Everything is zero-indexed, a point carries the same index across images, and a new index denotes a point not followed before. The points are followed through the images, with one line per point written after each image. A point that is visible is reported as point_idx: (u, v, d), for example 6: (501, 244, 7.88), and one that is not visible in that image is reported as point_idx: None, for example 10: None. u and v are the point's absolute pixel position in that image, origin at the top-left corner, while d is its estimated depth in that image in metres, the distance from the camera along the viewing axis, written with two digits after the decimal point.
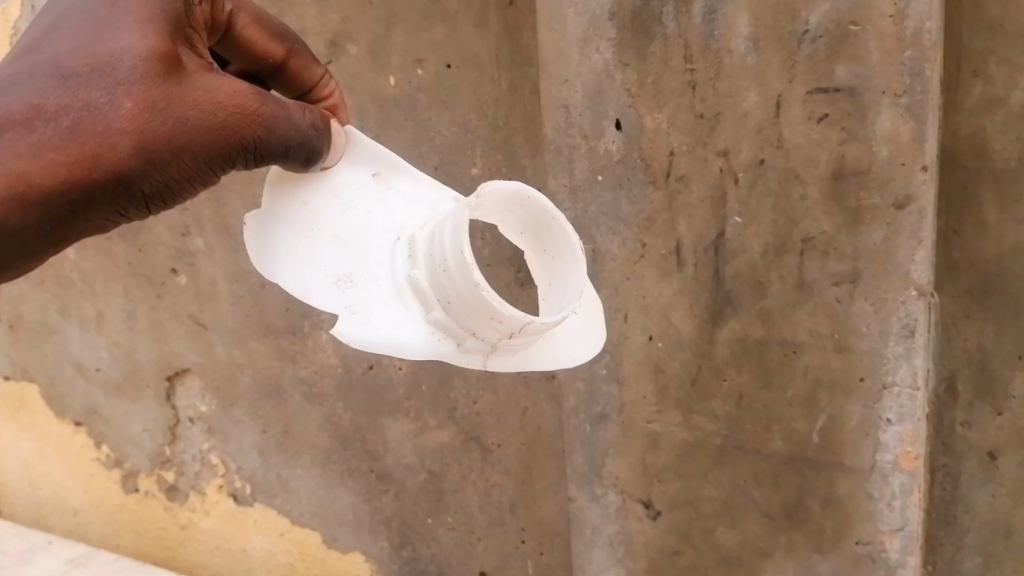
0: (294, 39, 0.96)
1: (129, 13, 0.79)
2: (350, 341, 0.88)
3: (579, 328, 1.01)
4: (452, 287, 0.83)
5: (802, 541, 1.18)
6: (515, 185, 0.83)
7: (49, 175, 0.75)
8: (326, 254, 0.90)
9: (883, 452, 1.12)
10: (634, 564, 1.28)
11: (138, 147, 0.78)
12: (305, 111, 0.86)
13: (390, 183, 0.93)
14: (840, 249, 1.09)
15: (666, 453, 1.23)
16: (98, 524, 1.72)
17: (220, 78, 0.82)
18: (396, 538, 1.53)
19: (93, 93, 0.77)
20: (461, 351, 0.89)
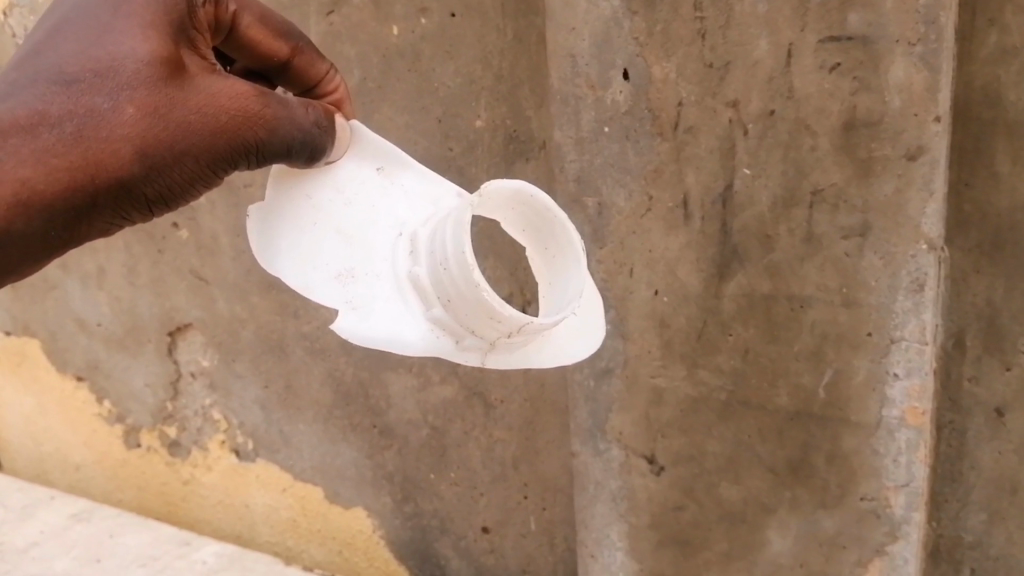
0: (298, 37, 1.04)
1: (131, 18, 0.87)
2: (350, 335, 0.96)
3: (580, 322, 1.07)
4: (451, 286, 0.90)
5: (806, 497, 1.18)
6: (515, 185, 0.89)
7: (55, 180, 0.84)
8: (329, 249, 0.99)
9: (890, 407, 1.12)
10: (637, 519, 1.28)
11: (142, 152, 0.87)
12: (307, 109, 0.94)
13: (393, 178, 1.01)
14: (850, 202, 1.07)
15: (670, 408, 1.22)
16: (107, 473, 1.92)
17: (222, 82, 0.91)
18: (398, 493, 1.62)
19: (97, 100, 0.85)
20: (461, 348, 0.94)
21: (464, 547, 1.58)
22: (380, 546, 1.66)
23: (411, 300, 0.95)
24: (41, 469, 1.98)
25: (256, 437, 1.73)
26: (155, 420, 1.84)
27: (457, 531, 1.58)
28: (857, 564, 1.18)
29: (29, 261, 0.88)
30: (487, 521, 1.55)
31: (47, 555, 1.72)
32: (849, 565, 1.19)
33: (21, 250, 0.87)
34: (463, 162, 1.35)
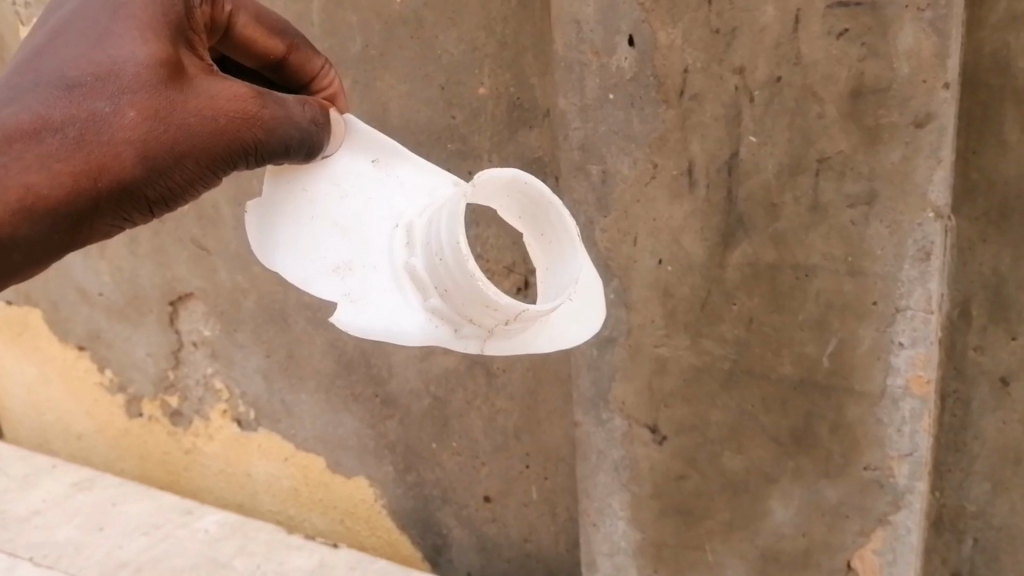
0: (293, 34, 1.09)
1: (131, 22, 0.91)
2: (349, 327, 0.99)
3: (579, 307, 1.09)
4: (448, 276, 0.92)
5: (809, 467, 1.18)
6: (513, 172, 0.91)
7: (58, 183, 0.89)
8: (328, 242, 1.02)
9: (894, 376, 1.11)
10: (640, 488, 1.28)
11: (142, 155, 0.91)
12: (305, 107, 0.97)
13: (389, 169, 1.04)
14: (857, 169, 1.06)
15: (673, 377, 1.22)
16: (106, 441, 1.93)
17: (221, 84, 0.94)
18: (400, 463, 1.63)
19: (98, 104, 0.90)
20: (459, 336, 0.98)
21: (466, 516, 1.59)
22: (381, 516, 1.67)
23: (408, 291, 0.98)
24: (42, 439, 1.99)
25: (258, 406, 1.74)
26: (156, 390, 1.85)
27: (459, 499, 1.59)
28: (859, 533, 1.18)
29: (37, 262, 0.94)
30: (489, 490, 1.56)
31: (50, 523, 1.73)
32: (851, 534, 1.19)
33: (29, 252, 0.92)
34: (466, 130, 1.37)
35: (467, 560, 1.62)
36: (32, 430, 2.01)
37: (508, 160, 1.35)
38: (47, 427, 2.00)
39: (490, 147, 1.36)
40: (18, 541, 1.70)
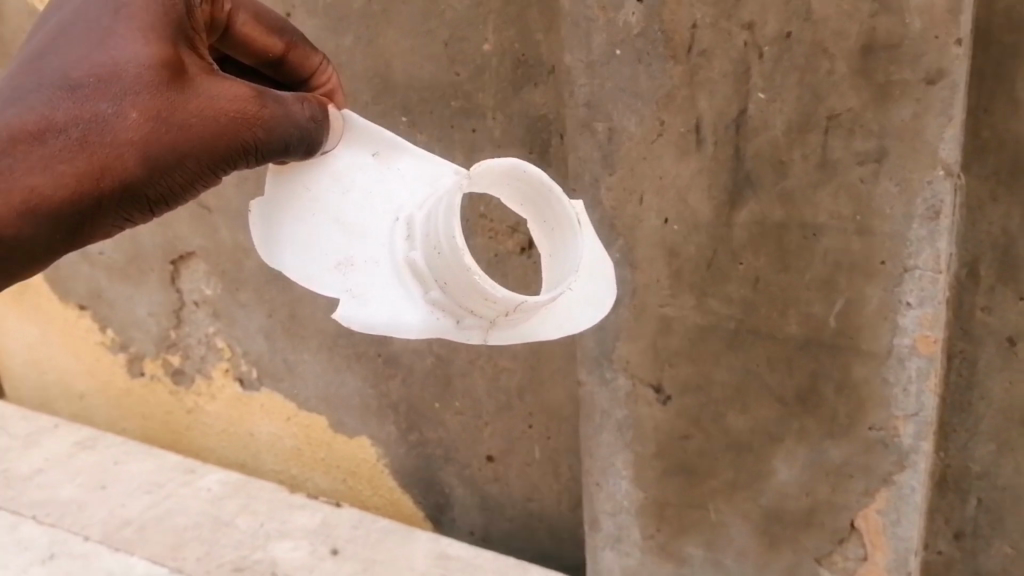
0: (292, 32, 1.08)
1: (132, 22, 0.91)
2: (351, 323, 1.00)
3: (585, 293, 1.11)
4: (446, 270, 0.95)
5: (814, 427, 1.19)
6: (509, 162, 0.94)
7: (61, 185, 0.90)
8: (329, 239, 1.02)
9: (901, 335, 1.10)
10: (643, 447, 1.30)
11: (143, 156, 0.92)
12: (304, 105, 0.96)
13: (390, 162, 1.04)
14: (866, 127, 1.04)
15: (678, 337, 1.22)
16: (108, 401, 1.94)
17: (221, 84, 0.93)
18: (403, 422, 1.63)
19: (101, 106, 0.90)
20: (461, 328, 0.99)
21: (468, 476, 1.61)
22: (383, 475, 1.69)
23: (409, 284, 0.99)
24: (45, 398, 2.00)
25: (261, 366, 1.74)
26: (159, 349, 1.85)
27: (461, 459, 1.60)
28: (864, 493, 1.19)
29: (40, 261, 0.94)
30: (492, 450, 1.57)
31: (53, 482, 1.74)
32: (856, 494, 1.19)
33: (32, 252, 0.92)
34: (470, 87, 1.36)
35: (470, 518, 1.64)
36: (34, 389, 2.02)
37: (514, 118, 1.34)
38: (49, 385, 2.01)
39: (494, 105, 1.35)
40: (20, 499, 1.70)
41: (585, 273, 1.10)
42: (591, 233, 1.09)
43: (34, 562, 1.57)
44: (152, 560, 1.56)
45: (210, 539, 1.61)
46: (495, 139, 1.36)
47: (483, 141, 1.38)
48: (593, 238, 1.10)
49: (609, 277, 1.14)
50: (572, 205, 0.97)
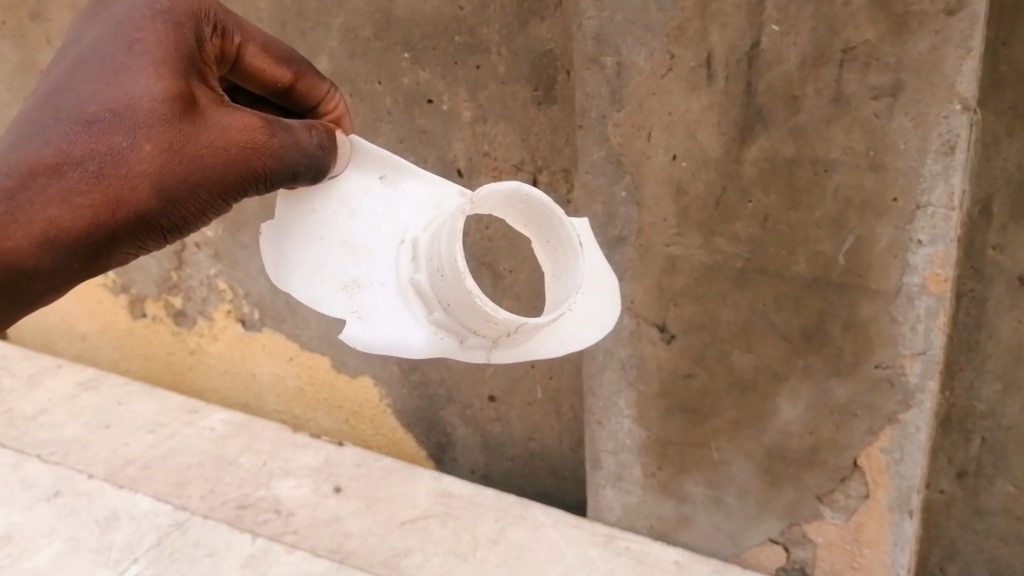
0: (300, 62, 1.09)
1: (145, 57, 0.94)
2: (358, 344, 1.01)
3: (591, 309, 1.12)
4: (451, 292, 0.96)
5: (819, 365, 1.19)
6: (513, 185, 0.93)
7: (79, 216, 0.92)
8: (335, 261, 1.02)
9: (911, 274, 1.09)
10: (646, 386, 1.32)
11: (157, 187, 0.94)
12: (311, 133, 0.99)
13: (395, 185, 1.05)
14: (882, 60, 1.02)
15: (684, 276, 1.22)
16: (109, 345, 1.94)
17: (231, 115, 0.96)
18: (405, 363, 1.63)
19: (115, 139, 0.93)
20: (465, 347, 1.01)
21: (470, 416, 1.62)
22: (386, 415, 1.70)
23: (414, 305, 1.01)
24: (47, 340, 2.00)
25: (262, 307, 1.73)
26: (160, 291, 1.85)
27: (463, 399, 1.61)
28: (868, 432, 1.20)
29: (56, 291, 0.97)
30: (494, 391, 1.57)
31: (55, 421, 1.74)
32: (860, 433, 1.21)
33: (50, 283, 0.95)
34: (474, 22, 1.33)
35: (472, 457, 1.65)
36: (35, 332, 2.02)
37: (520, 55, 1.32)
38: (50, 327, 2.01)
39: (500, 41, 1.33)
40: (24, 438, 1.71)
41: (589, 290, 1.11)
42: (590, 248, 1.12)
43: (39, 500, 1.58)
44: (156, 498, 1.56)
45: (213, 477, 1.62)
46: (500, 76, 1.35)
47: (488, 80, 1.36)
48: (594, 254, 1.13)
49: (613, 292, 1.15)
50: (573, 224, 0.97)
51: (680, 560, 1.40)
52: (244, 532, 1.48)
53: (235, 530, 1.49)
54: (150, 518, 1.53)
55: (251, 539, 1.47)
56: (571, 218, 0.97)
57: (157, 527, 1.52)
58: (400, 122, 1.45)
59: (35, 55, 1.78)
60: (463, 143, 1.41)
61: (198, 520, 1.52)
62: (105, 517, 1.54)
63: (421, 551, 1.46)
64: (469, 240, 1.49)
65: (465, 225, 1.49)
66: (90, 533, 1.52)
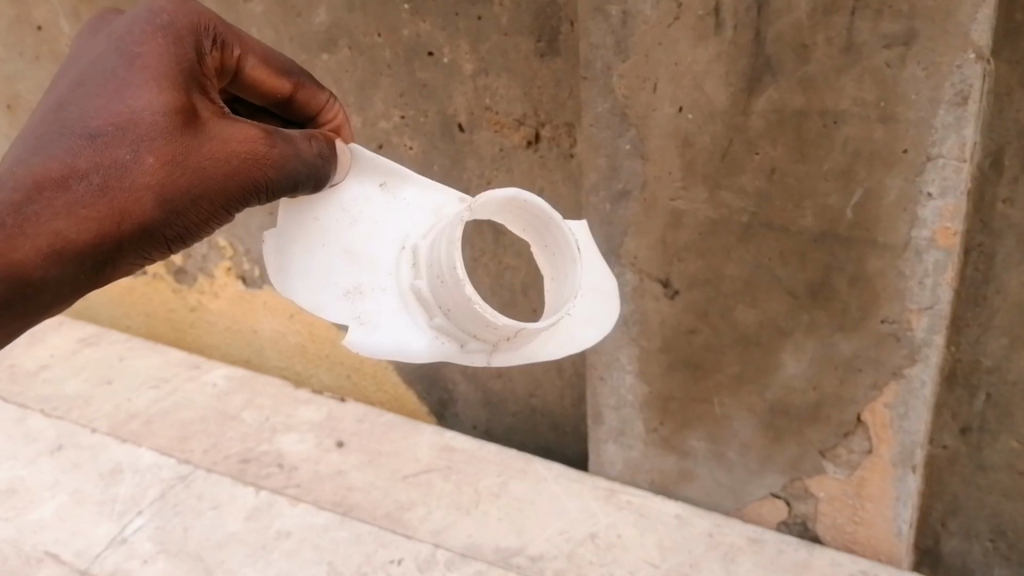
0: (299, 72, 1.07)
1: (146, 71, 0.92)
2: (361, 349, 1.03)
3: (594, 310, 1.15)
4: (450, 297, 0.98)
5: (824, 320, 1.19)
6: (511, 192, 0.94)
7: (85, 228, 0.90)
8: (338, 267, 1.05)
9: (920, 228, 1.08)
10: (648, 342, 1.34)
11: (161, 199, 0.93)
12: (311, 142, 0.99)
13: (395, 192, 1.06)
14: (896, 7, 0.97)
15: (689, 230, 1.21)
16: (110, 302, 1.93)
17: (232, 126, 0.95)
18: None
19: (119, 151, 0.91)
20: (466, 352, 1.02)
21: (472, 373, 1.61)
22: (388, 372, 1.69)
23: (415, 311, 1.03)
24: None
25: (262, 265, 1.72)
26: None
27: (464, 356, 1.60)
28: (872, 387, 1.22)
29: (59, 306, 0.94)
30: None
31: (58, 377, 1.74)
32: (864, 388, 1.22)
33: (54, 297, 0.92)
34: None
35: (474, 414, 1.66)
36: None
37: (523, 5, 1.28)
38: None
39: None
40: (28, 393, 1.71)
41: (589, 292, 1.15)
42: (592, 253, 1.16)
43: (42, 454, 1.58)
44: (160, 451, 1.57)
45: (216, 432, 1.62)
46: (502, 27, 1.31)
47: (489, 30, 1.32)
48: (596, 258, 1.16)
49: (614, 294, 1.18)
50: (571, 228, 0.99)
51: (682, 514, 1.45)
52: (247, 485, 1.50)
53: (239, 484, 1.50)
54: (153, 472, 1.54)
55: (255, 492, 1.49)
56: (568, 222, 0.98)
57: (160, 480, 1.52)
58: (401, 76, 1.43)
59: (27, 7, 1.73)
60: (464, 97, 1.40)
61: (202, 473, 1.53)
62: (108, 470, 1.54)
63: (424, 505, 1.47)
64: (470, 195, 1.48)
65: (465, 180, 1.47)
66: (93, 487, 1.52)
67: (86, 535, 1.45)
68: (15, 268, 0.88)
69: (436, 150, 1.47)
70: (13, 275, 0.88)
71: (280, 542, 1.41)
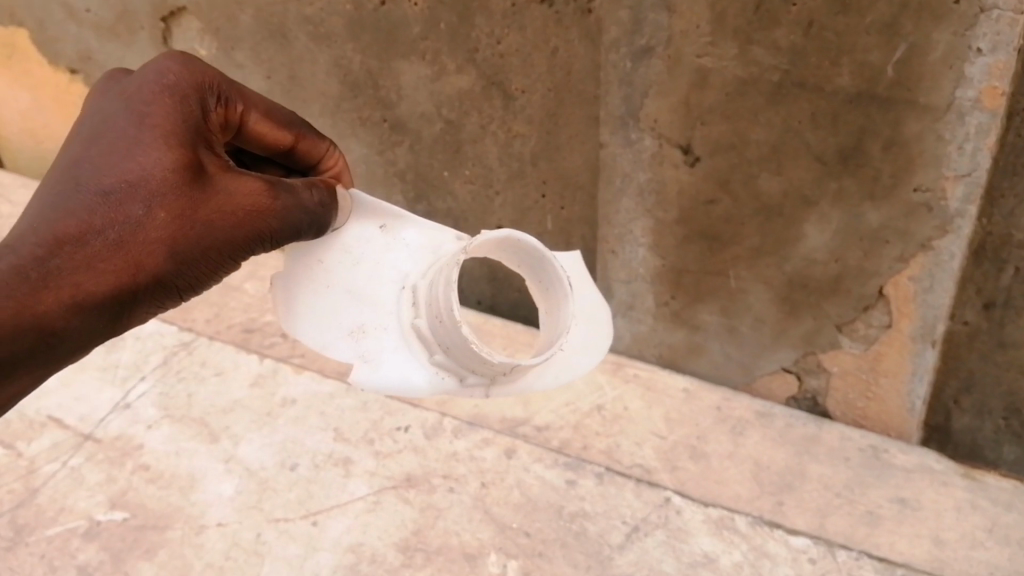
0: (300, 123, 1.07)
1: (155, 130, 0.92)
2: (366, 387, 1.08)
3: (585, 340, 1.21)
4: (451, 336, 1.04)
5: (853, 189, 1.14)
6: (504, 233, 1.01)
7: (102, 281, 0.91)
8: (340, 308, 1.09)
9: (965, 88, 1.02)
10: (665, 213, 1.29)
11: (172, 252, 0.93)
12: (312, 190, 1.01)
13: (394, 233, 1.11)
14: None
15: (715, 91, 1.14)
16: None
17: (237, 178, 0.95)
18: (411, 191, 1.53)
19: (131, 208, 0.91)
20: (466, 386, 1.08)
21: None
22: None
23: (416, 348, 1.08)
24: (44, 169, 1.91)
25: None
26: None
27: (471, 230, 1.53)
28: (897, 260, 1.18)
29: (78, 353, 0.95)
30: (502, 223, 1.48)
31: None
32: (889, 261, 1.19)
33: (74, 342, 0.93)
34: None
35: (479, 289, 1.62)
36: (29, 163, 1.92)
37: None
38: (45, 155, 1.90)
39: None
40: None
41: (582, 321, 1.21)
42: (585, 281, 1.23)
43: None
44: (161, 320, 1.56)
45: (219, 303, 1.60)
46: None
47: None
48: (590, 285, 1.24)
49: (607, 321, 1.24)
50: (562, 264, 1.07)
51: (689, 388, 1.44)
52: (252, 353, 1.48)
53: (242, 352, 1.48)
54: (155, 339, 1.52)
55: (259, 360, 1.47)
56: (559, 257, 1.06)
57: (163, 348, 1.50)
58: None
59: None
60: None
61: (204, 341, 1.51)
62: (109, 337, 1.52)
63: None
64: (478, 55, 1.29)
65: (472, 38, 1.28)
66: (95, 353, 1.50)
67: (88, 400, 1.42)
68: (39, 319, 0.88)
69: (442, 6, 1.27)
70: (35, 327, 0.88)
71: (286, 408, 1.39)
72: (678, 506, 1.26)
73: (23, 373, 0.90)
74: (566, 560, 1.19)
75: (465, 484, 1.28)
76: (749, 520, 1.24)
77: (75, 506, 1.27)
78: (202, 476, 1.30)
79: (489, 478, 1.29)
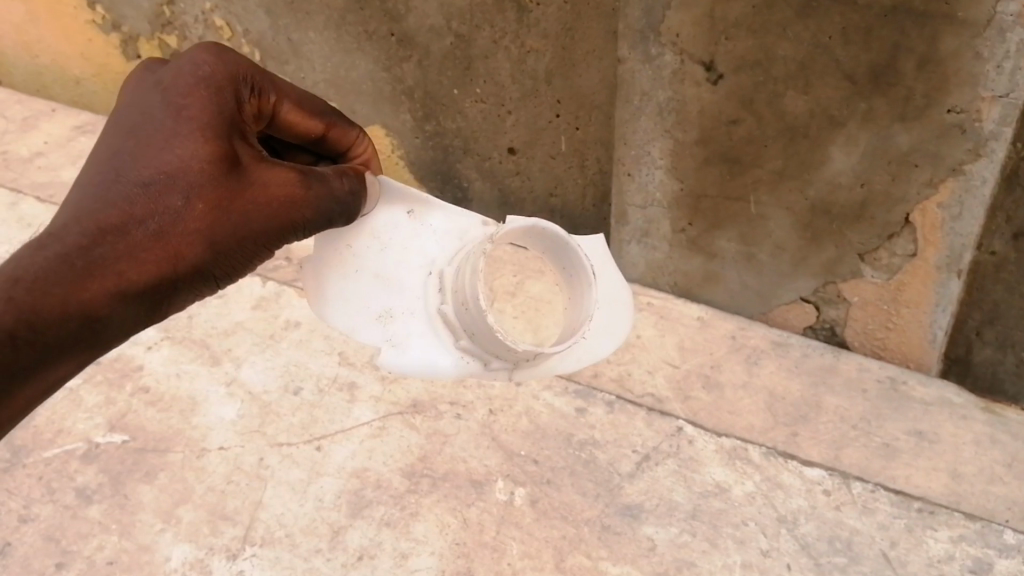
0: (331, 111, 1.02)
1: (191, 121, 0.89)
2: (393, 369, 1.08)
3: (608, 321, 1.16)
4: (476, 323, 1.01)
5: (883, 110, 1.09)
6: (530, 221, 0.98)
7: (144, 271, 0.88)
8: (366, 293, 1.07)
9: (1007, 2, 0.96)
10: (684, 134, 1.24)
11: (210, 243, 0.90)
12: (343, 177, 0.97)
13: (422, 217, 1.08)
14: None
15: (741, 5, 1.08)
16: (102, 90, 1.80)
17: (272, 169, 0.92)
18: (418, 111, 1.48)
19: (171, 198, 0.88)
20: (489, 369, 1.05)
21: (489, 169, 1.49)
22: (399, 167, 1.58)
23: (440, 332, 1.06)
24: (42, 84, 1.85)
25: (263, 49, 1.54)
26: (153, 29, 1.64)
27: (481, 152, 1.47)
28: (926, 185, 1.13)
29: (116, 343, 0.91)
30: (514, 143, 1.43)
31: (53, 166, 1.67)
32: (917, 186, 1.14)
33: (114, 332, 0.90)
34: None
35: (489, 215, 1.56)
36: (25, 77, 1.86)
37: None
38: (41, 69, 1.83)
39: None
40: (23, 181, 1.64)
41: (604, 304, 1.15)
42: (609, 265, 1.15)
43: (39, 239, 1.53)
44: None
45: None
46: None
47: None
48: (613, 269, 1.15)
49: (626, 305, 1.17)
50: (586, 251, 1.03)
51: (704, 317, 1.40)
52: (253, 276, 1.44)
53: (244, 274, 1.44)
54: None
55: (262, 283, 1.43)
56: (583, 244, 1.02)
57: None
58: None
59: None
60: None
61: None
62: None
63: None
64: None
65: None
66: None
67: None
68: (83, 309, 0.85)
69: None
70: (80, 316, 0.85)
71: (289, 331, 1.36)
72: (690, 436, 1.23)
73: (69, 360, 0.86)
74: (575, 488, 1.17)
75: (473, 411, 1.25)
76: (762, 451, 1.21)
77: (73, 429, 1.25)
78: (203, 399, 1.28)
79: (497, 405, 1.26)
